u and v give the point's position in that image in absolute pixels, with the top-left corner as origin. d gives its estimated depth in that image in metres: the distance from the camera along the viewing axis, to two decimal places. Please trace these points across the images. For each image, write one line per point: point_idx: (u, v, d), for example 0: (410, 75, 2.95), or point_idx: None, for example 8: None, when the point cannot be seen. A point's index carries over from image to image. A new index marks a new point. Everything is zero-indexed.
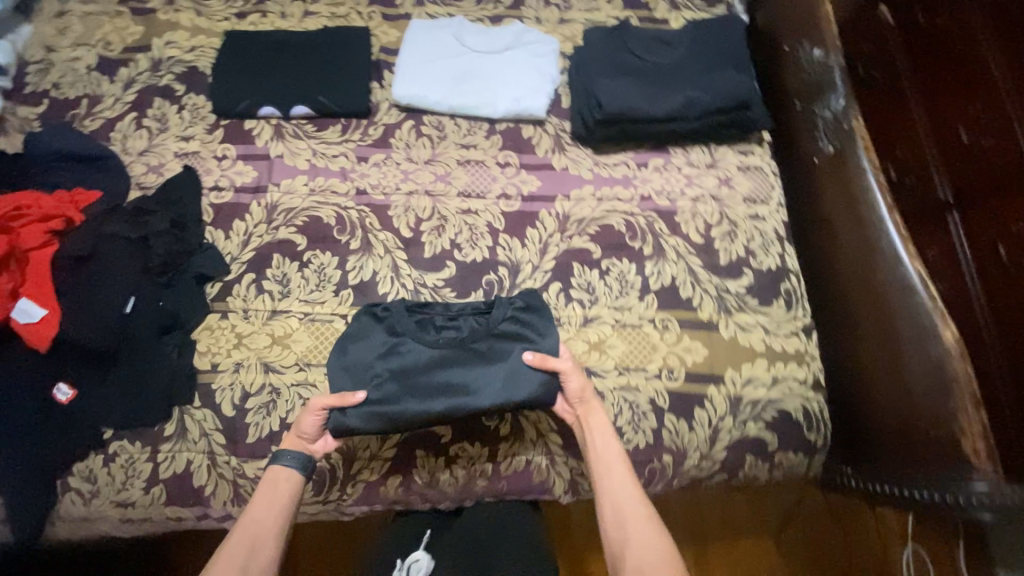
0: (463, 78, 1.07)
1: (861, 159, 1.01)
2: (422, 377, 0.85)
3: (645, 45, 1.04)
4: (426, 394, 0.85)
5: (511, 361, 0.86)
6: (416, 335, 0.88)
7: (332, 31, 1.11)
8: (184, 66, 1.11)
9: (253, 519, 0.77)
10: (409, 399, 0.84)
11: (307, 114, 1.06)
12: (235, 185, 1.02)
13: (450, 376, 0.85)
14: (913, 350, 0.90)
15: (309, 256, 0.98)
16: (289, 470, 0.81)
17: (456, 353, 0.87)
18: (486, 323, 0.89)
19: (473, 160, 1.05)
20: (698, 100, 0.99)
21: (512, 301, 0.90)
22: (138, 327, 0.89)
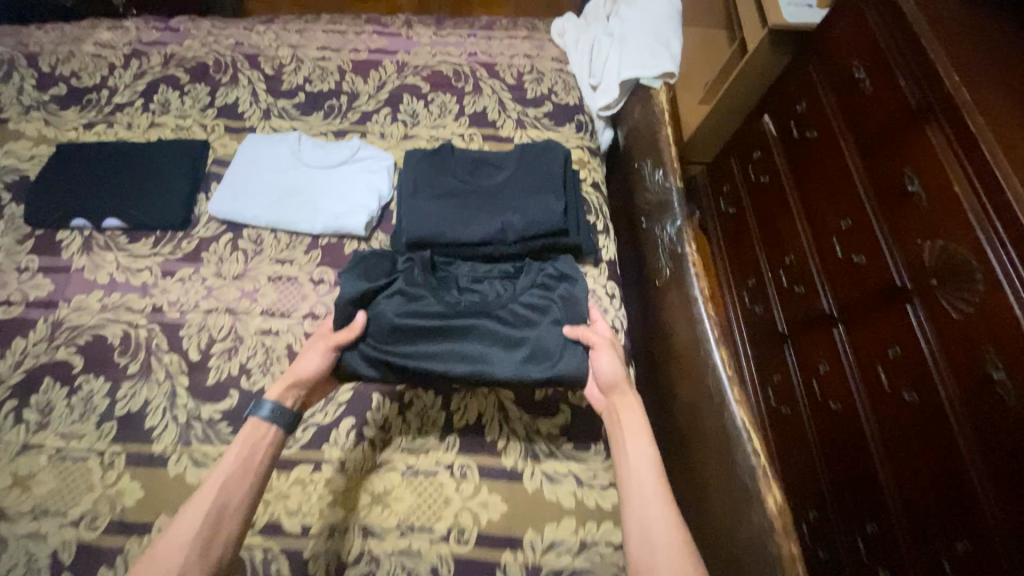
0: (287, 193, 1.05)
1: (692, 285, 0.94)
2: (443, 330, 0.85)
3: (470, 168, 1.04)
4: (445, 354, 0.84)
5: (541, 328, 0.85)
6: (436, 291, 0.90)
7: (167, 142, 1.11)
8: (17, 174, 1.10)
9: (212, 490, 0.68)
10: (427, 353, 0.84)
11: (121, 226, 1.03)
12: (28, 299, 0.97)
13: (469, 340, 0.85)
14: (745, 519, 0.74)
15: (81, 381, 0.90)
16: (271, 428, 0.77)
17: (477, 312, 0.87)
18: (511, 292, 0.90)
19: (285, 276, 0.99)
20: (512, 226, 0.96)
21: (543, 269, 0.92)
22: None
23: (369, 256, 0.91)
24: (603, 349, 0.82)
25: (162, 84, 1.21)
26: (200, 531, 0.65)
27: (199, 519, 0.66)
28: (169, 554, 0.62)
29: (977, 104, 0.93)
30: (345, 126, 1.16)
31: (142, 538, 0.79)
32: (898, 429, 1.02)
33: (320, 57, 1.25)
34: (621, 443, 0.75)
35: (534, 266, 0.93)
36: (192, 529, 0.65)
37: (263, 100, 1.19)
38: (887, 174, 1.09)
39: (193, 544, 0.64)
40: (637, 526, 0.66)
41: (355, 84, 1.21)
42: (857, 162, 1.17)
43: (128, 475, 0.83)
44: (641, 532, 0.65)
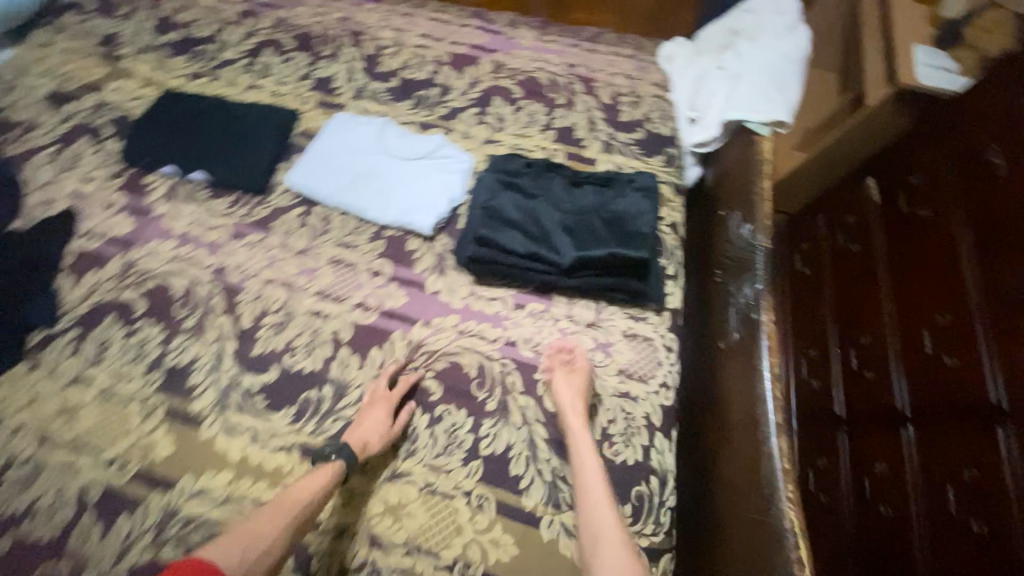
0: (364, 179, 1.05)
1: (760, 359, 0.87)
2: (543, 217, 0.95)
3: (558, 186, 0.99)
4: (545, 242, 0.94)
5: (624, 227, 0.94)
6: (543, 190, 0.98)
7: (262, 106, 1.14)
8: (122, 113, 1.16)
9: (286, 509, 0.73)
10: (528, 239, 0.94)
11: (205, 180, 1.07)
12: (108, 235, 1.01)
13: (565, 228, 0.94)
14: None
15: (139, 325, 0.93)
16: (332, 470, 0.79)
17: (573, 210, 0.96)
18: (606, 195, 0.98)
19: (345, 261, 1.00)
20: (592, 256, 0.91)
21: (631, 183, 1.00)
22: None
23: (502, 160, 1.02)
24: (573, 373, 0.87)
25: (267, 47, 1.24)
26: (277, 536, 0.70)
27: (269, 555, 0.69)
28: (242, 548, 0.67)
29: None
30: (431, 119, 1.14)
31: (165, 493, 0.81)
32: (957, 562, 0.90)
33: (420, 44, 1.24)
34: (582, 476, 0.79)
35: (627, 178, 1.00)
36: (270, 534, 0.70)
37: (357, 80, 1.19)
38: (1001, 272, 0.94)
39: (272, 538, 0.70)
40: (592, 505, 0.77)
41: (449, 78, 1.20)
42: (973, 254, 1.01)
43: (163, 427, 0.85)
44: (591, 527, 0.76)
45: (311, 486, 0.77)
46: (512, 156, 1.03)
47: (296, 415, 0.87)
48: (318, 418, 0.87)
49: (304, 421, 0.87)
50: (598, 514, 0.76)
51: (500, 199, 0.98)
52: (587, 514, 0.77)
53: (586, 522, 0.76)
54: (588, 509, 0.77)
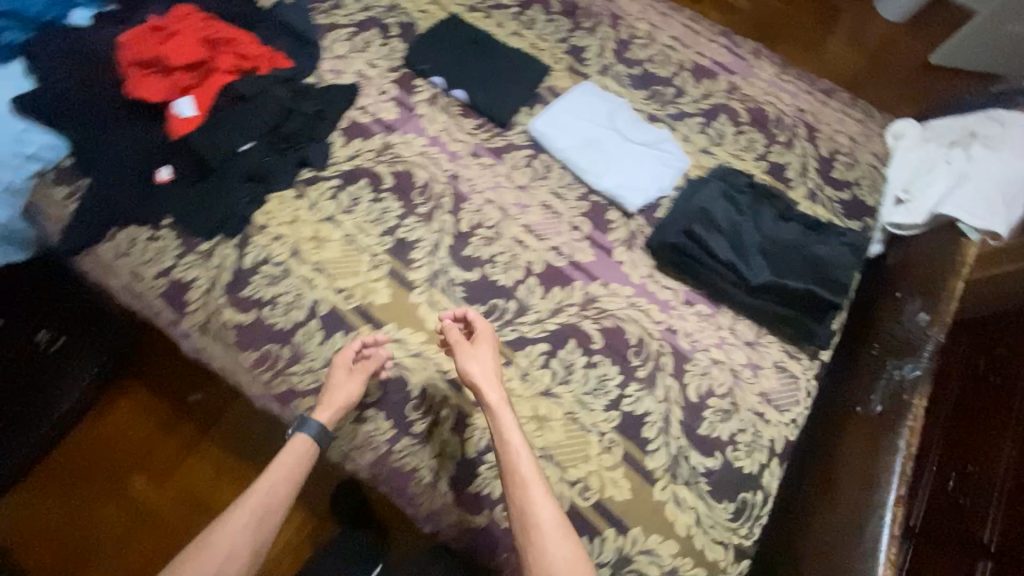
0: (591, 144, 1.17)
1: (897, 438, 0.92)
2: (750, 235, 1.04)
3: (769, 212, 1.08)
4: (744, 256, 1.03)
5: (822, 271, 1.03)
6: (754, 212, 1.07)
7: (523, 54, 1.29)
8: (408, 18, 1.34)
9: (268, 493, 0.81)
10: (731, 248, 1.03)
11: (461, 100, 1.23)
12: (377, 116, 1.20)
13: (766, 253, 1.04)
14: None
15: (384, 197, 1.12)
16: (309, 442, 0.87)
17: (778, 241, 1.05)
18: (812, 237, 1.05)
19: (554, 208, 1.13)
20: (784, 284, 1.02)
21: (840, 236, 1.06)
22: (241, 164, 1.07)
23: (722, 175, 1.13)
24: (484, 340, 0.93)
25: (537, 4, 1.38)
26: (260, 511, 0.80)
27: (249, 519, 0.79)
28: (217, 544, 0.76)
29: None
30: (660, 114, 1.24)
31: (373, 330, 1.00)
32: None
33: (669, 45, 1.34)
34: (516, 459, 0.80)
35: (836, 229, 1.07)
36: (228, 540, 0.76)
37: (607, 58, 1.31)
38: None
39: (242, 534, 0.77)
40: (524, 488, 0.78)
41: (687, 83, 1.29)
42: None
43: (384, 280, 1.05)
44: (524, 517, 0.77)
45: (290, 458, 0.86)
46: (735, 172, 1.13)
47: (483, 315, 1.03)
48: (499, 323, 1.02)
49: (488, 322, 1.02)
50: (538, 500, 0.78)
51: (715, 203, 1.07)
52: (523, 499, 0.78)
53: (523, 505, 0.78)
54: (520, 493, 0.78)
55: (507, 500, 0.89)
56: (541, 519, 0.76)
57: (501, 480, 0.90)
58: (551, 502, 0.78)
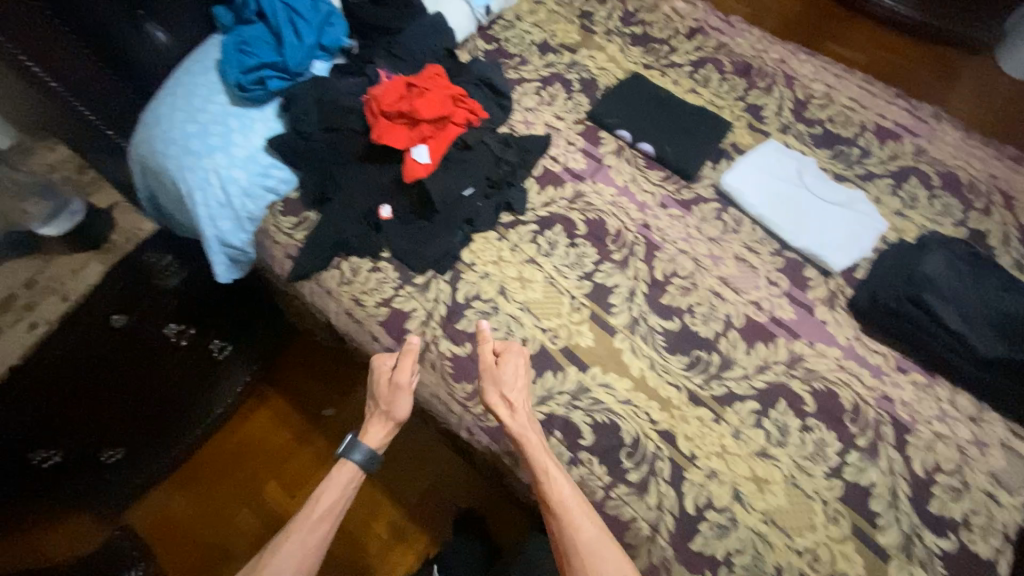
0: (784, 202, 1.18)
1: None
2: (971, 305, 1.02)
3: (990, 281, 1.04)
4: (966, 327, 1.01)
5: None
6: (975, 281, 1.05)
7: (704, 111, 1.33)
8: (589, 75, 1.42)
9: (317, 521, 0.88)
10: (951, 317, 1.01)
11: (647, 152, 1.28)
12: (568, 165, 1.27)
13: (990, 325, 1.01)
14: None
15: (580, 242, 1.17)
16: (349, 464, 0.95)
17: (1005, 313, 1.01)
18: None
19: (748, 261, 1.13)
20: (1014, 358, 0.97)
21: None
22: (466, 208, 1.15)
23: (932, 241, 1.12)
24: (512, 362, 0.97)
25: (710, 63, 1.44)
26: (309, 545, 0.86)
27: (299, 546, 0.85)
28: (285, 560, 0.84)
29: None
30: (847, 174, 1.25)
31: (580, 373, 1.01)
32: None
33: (848, 106, 1.35)
34: (542, 471, 0.87)
35: None
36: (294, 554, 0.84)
37: (786, 117, 1.33)
38: None
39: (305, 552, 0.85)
40: (566, 510, 0.84)
41: (871, 144, 1.29)
42: None
43: (587, 324, 1.07)
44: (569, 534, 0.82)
45: (335, 490, 0.93)
46: (946, 240, 1.11)
47: (688, 366, 1.02)
48: (706, 377, 1.01)
49: (694, 373, 1.02)
50: (574, 515, 0.84)
51: (940, 273, 1.05)
52: (564, 518, 0.83)
53: (562, 526, 0.83)
54: (562, 515, 0.84)
55: (733, 563, 0.87)
56: (580, 532, 0.82)
57: (724, 541, 0.89)
58: (587, 516, 0.84)
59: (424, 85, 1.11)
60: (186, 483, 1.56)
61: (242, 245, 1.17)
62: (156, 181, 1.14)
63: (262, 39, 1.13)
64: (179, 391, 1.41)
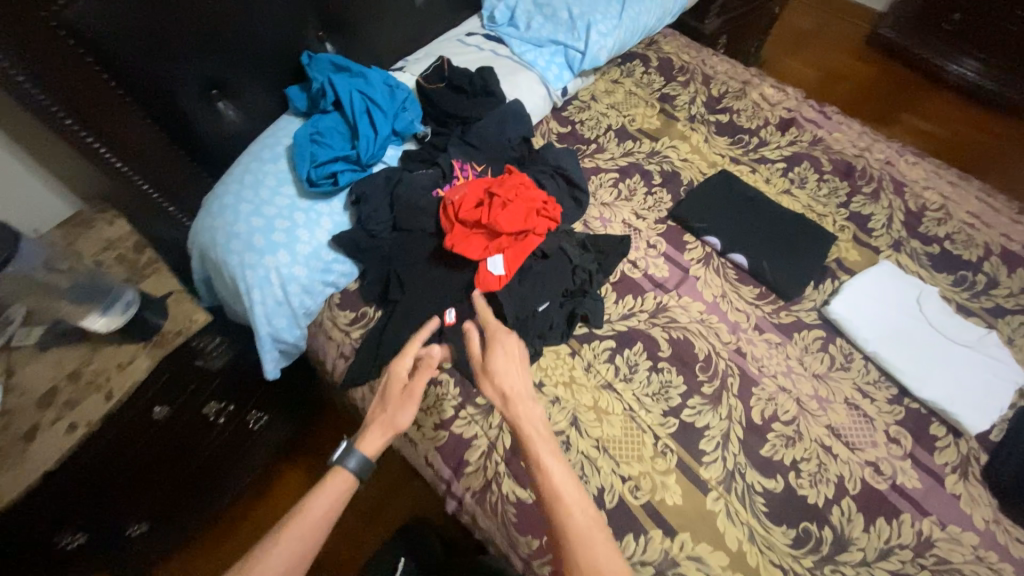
0: (901, 338, 1.04)
1: None
2: None
3: None
4: None
5: None
6: None
7: (802, 219, 1.20)
8: (671, 167, 1.31)
9: (302, 535, 0.75)
10: None
11: (739, 264, 1.15)
12: (648, 271, 1.15)
13: None
14: None
15: (665, 366, 1.03)
16: (345, 471, 0.81)
17: None
18: None
19: (862, 409, 0.99)
20: None
21: None
22: (539, 323, 1.03)
23: None
24: (505, 344, 0.90)
25: (805, 161, 1.31)
26: (295, 559, 0.73)
27: (287, 555, 0.73)
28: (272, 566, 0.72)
29: None
30: (973, 306, 1.09)
31: (666, 538, 0.87)
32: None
33: (968, 222, 1.20)
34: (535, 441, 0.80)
35: None
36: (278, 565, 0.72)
37: (896, 231, 1.19)
38: None
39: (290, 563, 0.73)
40: (552, 496, 0.75)
41: (999, 271, 1.13)
42: None
43: (675, 475, 0.92)
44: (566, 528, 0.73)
45: (326, 501, 0.79)
46: None
47: (795, 541, 0.87)
48: (817, 558, 0.86)
49: (802, 552, 0.86)
50: (571, 506, 0.75)
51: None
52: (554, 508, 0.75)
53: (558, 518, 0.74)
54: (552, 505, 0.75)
55: None
56: (573, 522, 0.73)
57: None
58: (580, 504, 0.75)
59: (510, 196, 1.02)
60: (200, 553, 1.47)
61: (295, 340, 1.09)
62: (213, 270, 1.06)
63: (338, 131, 1.08)
64: (210, 464, 1.32)
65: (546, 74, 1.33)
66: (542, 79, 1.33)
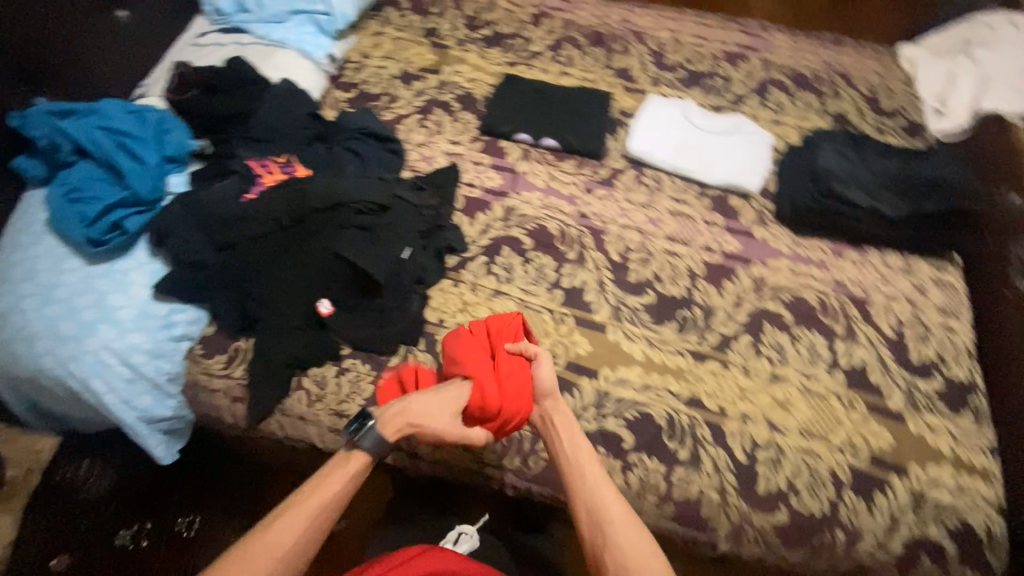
0: (687, 148, 1.26)
1: None
2: (868, 178, 1.15)
3: (870, 153, 1.19)
4: (869, 193, 1.13)
5: (939, 192, 1.12)
6: (860, 155, 1.18)
7: (582, 89, 1.36)
8: (463, 90, 1.38)
9: (325, 500, 0.77)
10: (853, 192, 1.13)
11: (553, 147, 1.28)
12: (483, 185, 1.23)
13: (887, 190, 1.13)
14: None
15: (533, 255, 1.15)
16: (360, 449, 0.83)
17: (893, 178, 1.14)
18: (914, 167, 1.15)
19: (683, 213, 1.21)
20: (901, 209, 1.11)
21: (941, 154, 1.18)
22: (408, 270, 1.05)
23: (823, 133, 1.25)
24: (540, 358, 0.93)
25: (567, 44, 1.47)
26: (313, 524, 0.75)
27: (297, 526, 0.73)
28: (283, 531, 0.73)
29: None
30: (723, 104, 1.36)
31: (591, 380, 1.00)
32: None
33: (696, 44, 1.47)
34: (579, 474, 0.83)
35: (935, 152, 1.19)
36: (293, 530, 0.73)
37: (652, 71, 1.42)
38: None
39: (297, 536, 0.73)
40: (593, 513, 0.79)
41: (729, 71, 1.41)
42: None
43: (577, 331, 1.06)
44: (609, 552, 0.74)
45: (341, 474, 0.80)
46: (829, 131, 1.25)
47: (679, 328, 1.06)
48: (698, 332, 1.06)
49: (688, 333, 1.06)
50: (617, 522, 0.77)
51: (834, 162, 1.16)
52: (598, 530, 0.77)
53: (598, 531, 0.77)
54: (594, 522, 0.78)
55: (798, 487, 0.92)
56: (620, 537, 0.75)
57: (782, 472, 0.93)
58: (626, 521, 0.77)
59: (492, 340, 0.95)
60: None
61: (174, 411, 0.97)
62: (32, 388, 0.91)
63: (98, 181, 0.99)
64: None
65: (303, 46, 1.31)
66: (302, 53, 1.31)
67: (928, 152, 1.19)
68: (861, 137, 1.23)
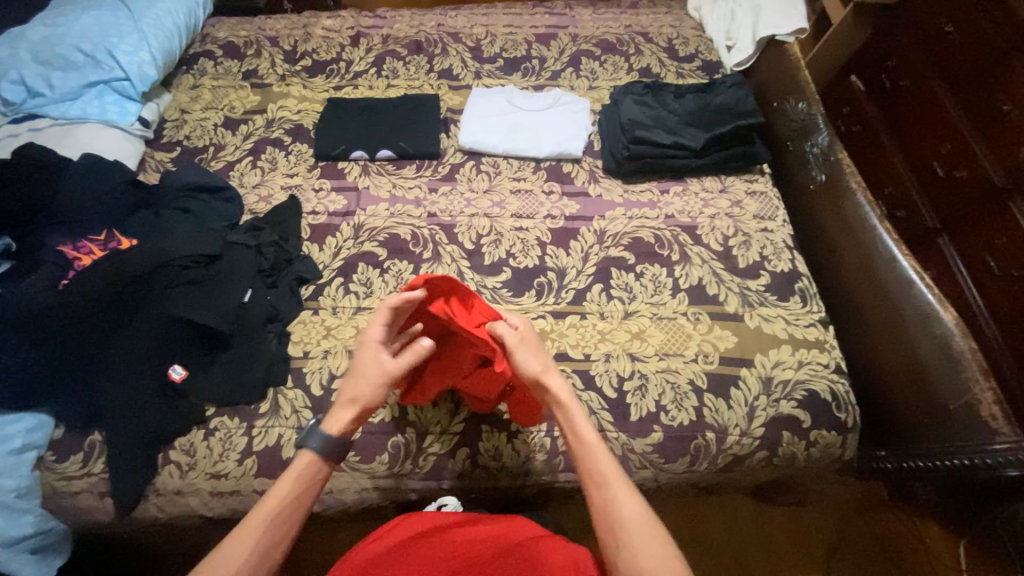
0: (515, 129, 1.33)
1: (853, 192, 1.19)
2: (668, 119, 1.27)
3: (667, 96, 1.32)
4: (671, 132, 1.25)
5: (726, 116, 1.27)
6: (659, 100, 1.31)
7: (407, 97, 1.40)
8: (292, 123, 1.38)
9: (272, 505, 0.75)
10: (658, 133, 1.24)
11: (390, 157, 1.32)
12: (329, 210, 1.24)
13: (687, 125, 1.26)
14: (915, 343, 1.02)
15: (390, 264, 1.17)
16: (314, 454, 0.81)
17: (688, 114, 1.28)
18: (703, 101, 1.30)
19: (523, 189, 1.28)
20: (701, 138, 1.24)
21: (724, 83, 1.33)
22: (254, 311, 1.06)
23: (627, 85, 1.36)
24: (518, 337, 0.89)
25: (388, 57, 1.51)
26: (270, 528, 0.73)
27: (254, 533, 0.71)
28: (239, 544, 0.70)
29: (992, 82, 1.27)
30: (542, 82, 1.45)
31: None
32: (1010, 302, 1.17)
33: (508, 33, 1.55)
34: (580, 428, 0.80)
35: (719, 82, 1.34)
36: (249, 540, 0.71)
37: (472, 66, 1.49)
38: (984, 104, 1.29)
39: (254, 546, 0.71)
40: (609, 485, 0.74)
41: (542, 51, 1.51)
42: (955, 101, 1.37)
43: None
44: (603, 509, 0.73)
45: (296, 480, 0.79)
46: (630, 83, 1.36)
47: (538, 295, 1.13)
48: (555, 293, 1.13)
49: (545, 297, 1.13)
50: (620, 488, 0.74)
51: (637, 112, 1.27)
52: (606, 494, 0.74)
53: (600, 492, 0.74)
54: (596, 483, 0.75)
55: (664, 405, 1.00)
56: (627, 510, 0.72)
57: (649, 396, 1.01)
58: (633, 494, 0.74)
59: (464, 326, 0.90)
60: None
61: (35, 527, 0.92)
62: None
63: None
64: None
65: (107, 116, 1.26)
66: (108, 123, 1.26)
67: (715, 82, 1.34)
68: (658, 83, 1.36)
